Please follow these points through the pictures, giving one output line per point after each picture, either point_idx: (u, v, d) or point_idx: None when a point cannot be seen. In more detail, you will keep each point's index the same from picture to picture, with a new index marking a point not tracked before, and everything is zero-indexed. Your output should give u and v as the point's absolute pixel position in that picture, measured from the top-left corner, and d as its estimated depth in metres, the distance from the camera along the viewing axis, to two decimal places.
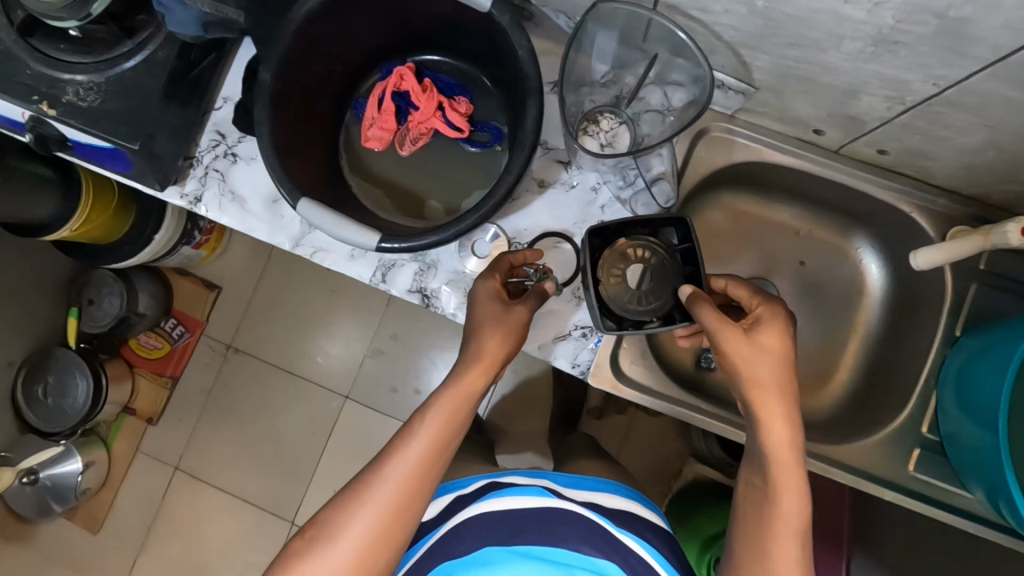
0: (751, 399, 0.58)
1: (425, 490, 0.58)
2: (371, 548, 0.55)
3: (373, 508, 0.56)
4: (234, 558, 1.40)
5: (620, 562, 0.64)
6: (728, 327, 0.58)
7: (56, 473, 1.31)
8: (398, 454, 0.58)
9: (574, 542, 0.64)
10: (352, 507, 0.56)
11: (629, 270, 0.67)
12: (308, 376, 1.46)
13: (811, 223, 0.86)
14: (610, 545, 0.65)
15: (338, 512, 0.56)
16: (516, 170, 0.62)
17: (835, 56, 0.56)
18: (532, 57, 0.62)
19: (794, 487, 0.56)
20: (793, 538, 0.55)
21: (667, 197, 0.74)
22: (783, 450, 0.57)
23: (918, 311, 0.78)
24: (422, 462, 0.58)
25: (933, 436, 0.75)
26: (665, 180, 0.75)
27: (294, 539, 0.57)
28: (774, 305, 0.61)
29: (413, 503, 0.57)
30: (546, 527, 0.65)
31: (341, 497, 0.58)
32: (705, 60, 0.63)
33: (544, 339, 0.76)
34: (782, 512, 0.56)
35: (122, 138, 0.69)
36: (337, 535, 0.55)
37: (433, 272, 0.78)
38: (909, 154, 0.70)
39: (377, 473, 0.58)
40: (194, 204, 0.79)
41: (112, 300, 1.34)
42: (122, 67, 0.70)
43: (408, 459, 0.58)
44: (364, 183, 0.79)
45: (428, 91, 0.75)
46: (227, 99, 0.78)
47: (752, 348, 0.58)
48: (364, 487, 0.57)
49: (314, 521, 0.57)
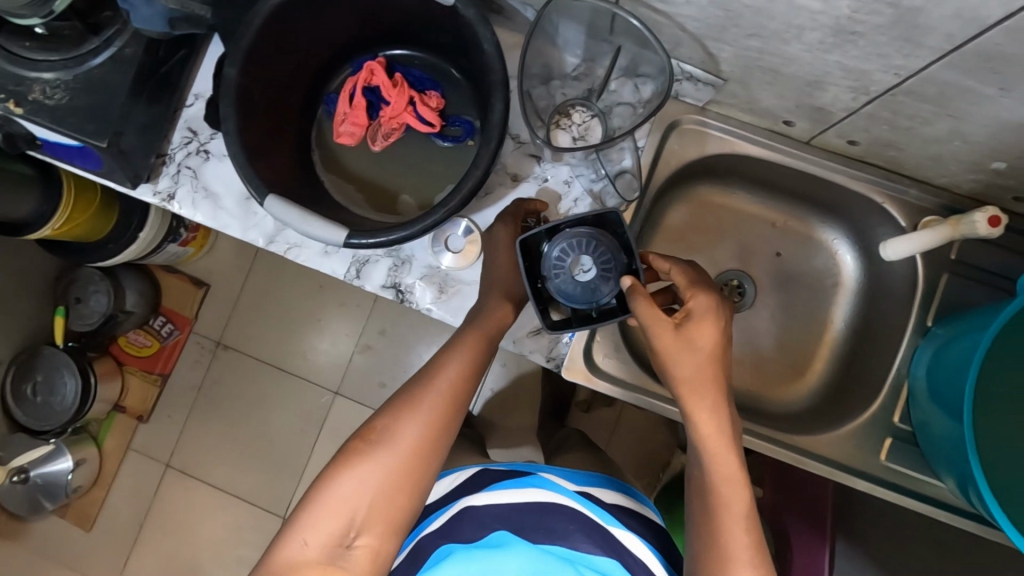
0: (686, 397, 0.61)
1: (465, 397, 0.66)
2: (424, 446, 0.63)
3: (424, 413, 0.64)
4: (227, 554, 1.41)
5: (617, 559, 0.65)
6: (661, 325, 0.59)
7: (46, 472, 1.32)
8: (441, 369, 0.66)
9: (573, 539, 0.64)
10: (404, 414, 0.64)
11: (574, 263, 0.64)
12: (296, 372, 1.46)
13: (787, 215, 0.86)
14: (608, 543, 0.66)
15: (393, 418, 0.63)
16: (482, 165, 0.62)
17: (796, 46, 0.56)
18: (497, 51, 0.62)
19: (736, 476, 0.60)
20: (739, 524, 0.59)
21: (633, 190, 0.74)
22: (720, 442, 0.60)
23: (891, 301, 0.79)
24: (462, 375, 0.66)
25: (905, 426, 0.75)
26: (629, 174, 0.74)
27: (354, 441, 0.63)
28: (704, 295, 0.62)
29: (458, 407, 0.65)
30: (546, 525, 0.66)
31: (392, 406, 0.65)
32: (669, 52, 0.63)
33: (519, 334, 0.76)
34: (727, 501, 0.59)
35: (89, 136, 0.69)
36: (396, 436, 0.63)
37: (409, 267, 0.78)
38: (878, 145, 0.70)
39: (424, 386, 0.65)
40: (167, 201, 0.79)
41: (98, 298, 1.34)
42: (89, 64, 0.70)
43: (450, 374, 0.66)
44: (338, 180, 0.79)
45: (399, 85, 0.74)
46: (199, 96, 0.78)
47: (685, 342, 0.60)
48: (414, 397, 0.64)
49: (371, 427, 0.64)
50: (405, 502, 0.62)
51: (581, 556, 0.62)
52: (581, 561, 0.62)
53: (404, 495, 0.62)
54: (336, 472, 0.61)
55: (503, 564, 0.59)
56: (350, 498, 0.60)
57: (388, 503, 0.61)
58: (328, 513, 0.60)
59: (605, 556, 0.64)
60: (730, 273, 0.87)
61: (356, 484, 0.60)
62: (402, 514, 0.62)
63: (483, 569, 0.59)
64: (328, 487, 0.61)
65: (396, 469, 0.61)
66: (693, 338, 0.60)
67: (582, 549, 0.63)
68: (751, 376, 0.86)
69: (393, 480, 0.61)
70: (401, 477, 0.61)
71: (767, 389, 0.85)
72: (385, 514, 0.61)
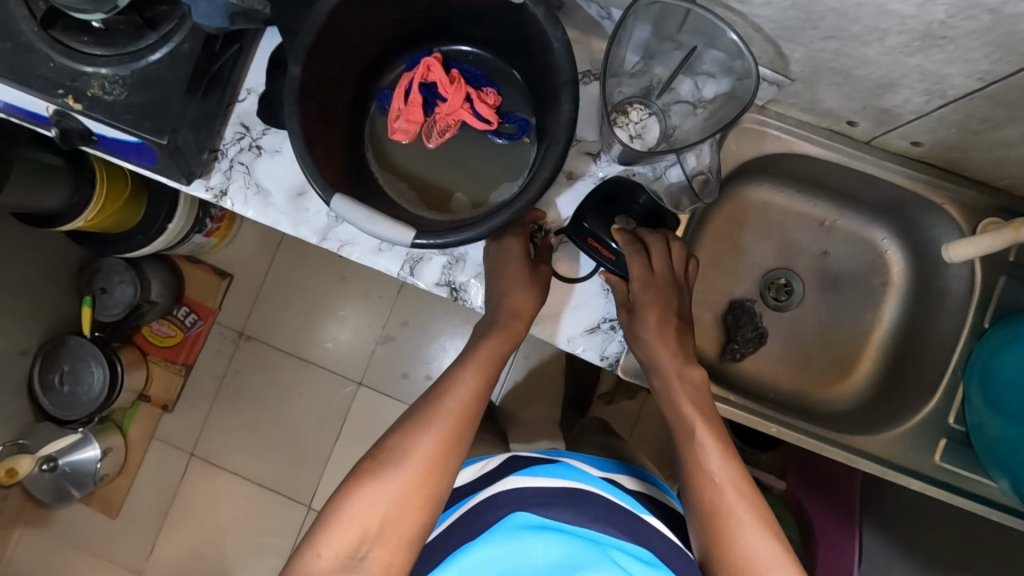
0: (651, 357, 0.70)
1: (476, 416, 0.66)
2: (435, 463, 0.62)
3: (437, 429, 0.63)
4: (249, 542, 1.43)
5: (648, 545, 0.61)
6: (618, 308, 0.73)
7: (74, 460, 1.32)
8: (453, 388, 0.67)
9: (601, 523, 0.62)
10: (415, 433, 0.63)
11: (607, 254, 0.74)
12: (319, 363, 1.46)
13: (837, 214, 0.86)
14: (637, 528, 0.63)
15: (404, 436, 0.63)
16: (551, 165, 0.61)
17: (876, 49, 0.55)
18: (567, 51, 0.61)
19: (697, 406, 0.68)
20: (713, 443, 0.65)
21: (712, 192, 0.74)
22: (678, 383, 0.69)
23: (943, 302, 0.79)
24: (475, 392, 0.67)
25: (959, 426, 0.76)
26: (711, 176, 0.74)
27: (364, 461, 0.63)
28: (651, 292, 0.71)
29: (468, 424, 0.65)
30: (575, 505, 0.63)
31: (403, 427, 0.65)
32: (747, 51, 0.61)
33: (574, 331, 0.76)
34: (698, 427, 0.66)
35: (149, 133, 0.68)
36: (408, 454, 0.62)
37: (464, 266, 0.78)
38: (943, 147, 0.69)
39: (437, 404, 0.65)
40: (219, 197, 0.79)
41: (124, 288, 1.33)
42: (147, 60, 0.69)
43: (462, 391, 0.66)
44: (390, 176, 0.78)
45: (456, 82, 0.74)
46: (251, 91, 0.78)
47: (632, 335, 0.71)
48: (425, 416, 0.64)
49: (381, 447, 0.64)
50: (417, 517, 0.60)
51: (609, 540, 0.60)
52: (608, 544, 0.59)
53: (416, 510, 0.60)
54: (348, 491, 0.61)
55: (531, 545, 0.57)
56: (361, 514, 0.59)
57: (400, 519, 0.59)
58: (335, 533, 0.58)
59: (634, 542, 0.60)
60: (777, 271, 0.87)
61: (367, 500, 0.59)
62: (416, 530, 0.60)
63: (513, 553, 0.57)
64: (341, 504, 0.60)
65: (406, 485, 0.60)
66: (637, 333, 0.71)
67: (609, 533, 0.60)
68: (795, 374, 0.86)
69: (404, 499, 0.60)
70: (412, 494, 0.60)
71: (811, 387, 0.86)
72: (398, 531, 0.59)
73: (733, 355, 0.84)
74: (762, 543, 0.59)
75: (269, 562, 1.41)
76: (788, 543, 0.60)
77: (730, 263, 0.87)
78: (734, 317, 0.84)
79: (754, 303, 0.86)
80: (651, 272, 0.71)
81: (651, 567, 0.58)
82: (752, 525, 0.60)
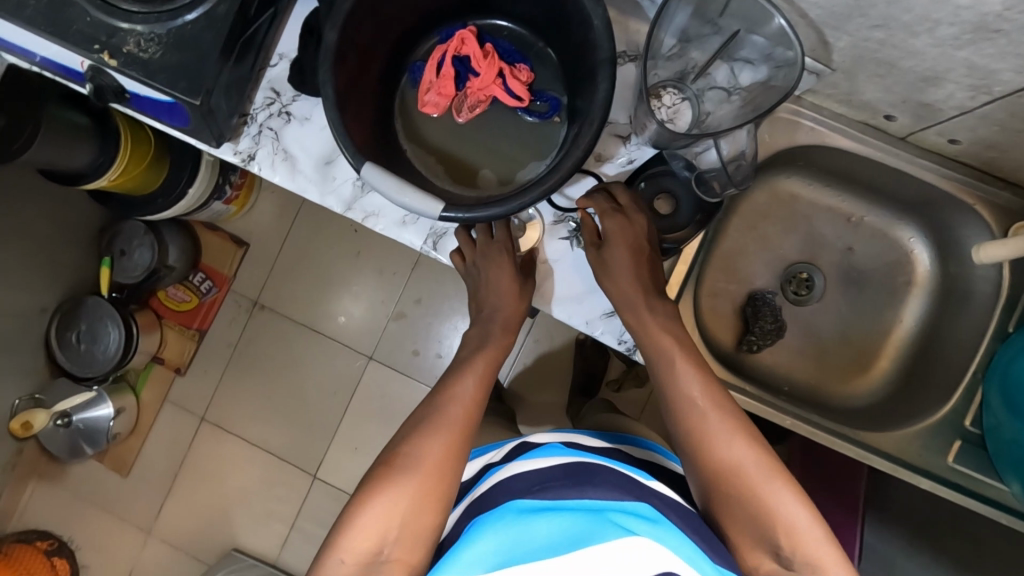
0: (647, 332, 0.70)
1: (479, 419, 0.68)
2: (447, 463, 0.62)
3: (445, 433, 0.64)
4: (257, 506, 1.45)
5: (650, 502, 0.57)
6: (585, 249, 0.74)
7: (89, 417, 1.33)
8: (456, 396, 0.68)
9: (604, 487, 0.57)
10: (425, 436, 0.63)
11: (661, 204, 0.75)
12: (330, 335, 1.48)
13: (864, 210, 0.85)
14: (639, 488, 0.59)
15: (415, 443, 0.63)
16: (584, 144, 0.61)
17: (925, 40, 0.56)
18: (607, 29, 0.61)
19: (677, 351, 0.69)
20: (698, 378, 0.67)
21: (744, 176, 0.72)
22: (654, 329, 0.70)
23: (967, 305, 0.79)
24: (473, 397, 0.68)
25: (974, 429, 0.76)
26: (744, 161, 0.72)
27: (378, 469, 0.62)
28: (615, 219, 0.71)
29: (473, 428, 0.66)
30: (575, 475, 0.59)
31: (412, 434, 0.64)
32: (794, 38, 0.62)
33: (592, 314, 0.77)
34: (679, 366, 0.68)
35: (182, 93, 0.68)
36: (421, 457, 0.61)
37: (461, 258, 0.78)
38: (981, 146, 0.70)
39: (442, 412, 0.66)
40: (248, 162, 0.79)
41: (143, 252, 1.33)
42: (183, 19, 0.68)
43: (465, 398, 0.68)
44: (417, 148, 0.78)
45: (489, 57, 0.73)
46: (283, 56, 0.78)
47: (602, 267, 0.72)
48: (433, 422, 0.65)
49: (393, 454, 0.63)
50: (432, 517, 0.59)
51: (613, 504, 0.55)
52: (610, 508, 0.54)
53: (432, 510, 0.59)
54: (363, 498, 0.59)
55: (532, 526, 0.52)
56: (378, 520, 0.57)
57: (417, 520, 0.58)
58: (352, 539, 0.57)
59: (636, 500, 0.56)
60: (798, 265, 0.87)
61: (382, 507, 0.58)
62: (432, 531, 0.59)
63: (513, 539, 0.52)
64: (356, 512, 0.58)
65: (419, 486, 0.59)
66: (609, 264, 0.71)
67: (611, 496, 0.56)
68: (812, 370, 0.87)
69: (420, 499, 0.59)
70: (427, 494, 0.59)
71: (831, 384, 0.86)
72: (415, 530, 0.58)
73: (750, 347, 0.84)
74: (799, 511, 0.58)
75: (274, 526, 1.44)
76: (776, 459, 0.62)
77: (754, 254, 0.87)
78: (754, 308, 0.84)
79: (774, 296, 0.86)
80: (608, 210, 0.71)
81: (656, 525, 0.53)
82: (776, 486, 0.60)
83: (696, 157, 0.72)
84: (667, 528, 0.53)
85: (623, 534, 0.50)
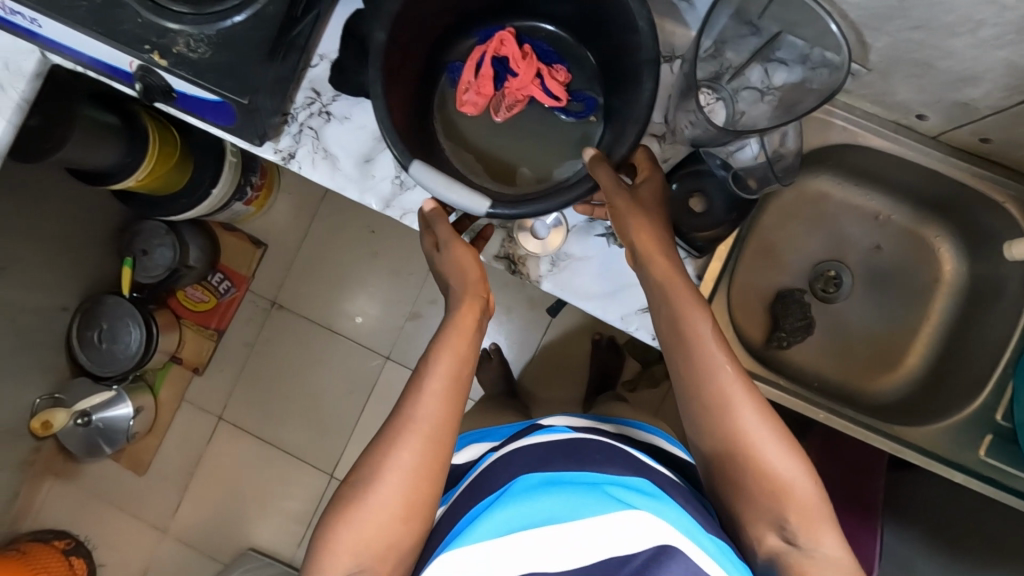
0: (665, 275, 0.62)
1: (449, 420, 0.59)
2: (415, 474, 0.57)
3: (409, 443, 0.58)
4: (273, 507, 1.46)
5: (646, 478, 0.58)
6: (617, 188, 0.64)
7: (108, 416, 1.33)
8: (422, 391, 0.60)
9: (597, 466, 0.58)
10: (389, 448, 0.58)
11: (697, 202, 0.74)
12: (348, 335, 1.49)
13: (891, 208, 0.87)
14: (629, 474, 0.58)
15: (375, 455, 0.58)
16: (629, 142, 0.63)
17: (965, 41, 0.58)
18: (652, 29, 0.62)
19: (692, 301, 0.61)
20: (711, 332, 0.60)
21: (787, 171, 0.76)
22: (669, 275, 0.63)
23: (996, 303, 0.80)
24: (438, 396, 0.59)
25: (1006, 423, 0.77)
26: (789, 157, 0.76)
27: (340, 487, 0.59)
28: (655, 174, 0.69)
29: (443, 433, 0.58)
30: (574, 456, 0.60)
31: (375, 444, 0.59)
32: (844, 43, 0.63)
33: (627, 310, 0.78)
34: (693, 319, 0.60)
35: (230, 92, 0.70)
36: (383, 472, 0.57)
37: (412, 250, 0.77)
38: (1012, 145, 0.71)
39: (403, 415, 0.59)
40: (287, 160, 0.81)
41: (163, 252, 1.33)
42: (231, 20, 0.70)
43: (432, 398, 0.59)
44: (456, 147, 0.80)
45: (528, 57, 0.75)
46: (324, 57, 0.80)
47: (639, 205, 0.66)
48: (395, 430, 0.58)
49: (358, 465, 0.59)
50: (405, 530, 0.56)
51: (605, 482, 0.55)
52: (606, 482, 0.55)
53: (402, 523, 0.56)
54: (332, 521, 0.57)
55: (536, 503, 0.53)
56: (349, 541, 0.56)
57: (388, 533, 0.56)
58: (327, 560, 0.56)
59: (633, 475, 0.57)
60: (826, 263, 0.88)
61: (353, 527, 0.56)
62: (406, 542, 0.57)
63: (519, 515, 0.52)
64: (328, 533, 0.57)
65: (393, 505, 0.56)
66: (645, 205, 0.67)
67: (607, 474, 0.57)
68: (840, 367, 0.88)
69: (389, 515, 0.56)
70: (398, 509, 0.56)
71: (858, 381, 0.88)
72: (388, 547, 0.56)
73: (780, 343, 0.85)
74: (805, 483, 0.56)
75: (290, 527, 1.45)
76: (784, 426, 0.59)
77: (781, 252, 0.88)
78: (783, 304, 0.85)
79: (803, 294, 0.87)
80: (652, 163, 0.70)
81: (652, 499, 0.54)
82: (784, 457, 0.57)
83: (731, 156, 0.73)
84: (667, 502, 0.54)
85: (620, 507, 0.52)
